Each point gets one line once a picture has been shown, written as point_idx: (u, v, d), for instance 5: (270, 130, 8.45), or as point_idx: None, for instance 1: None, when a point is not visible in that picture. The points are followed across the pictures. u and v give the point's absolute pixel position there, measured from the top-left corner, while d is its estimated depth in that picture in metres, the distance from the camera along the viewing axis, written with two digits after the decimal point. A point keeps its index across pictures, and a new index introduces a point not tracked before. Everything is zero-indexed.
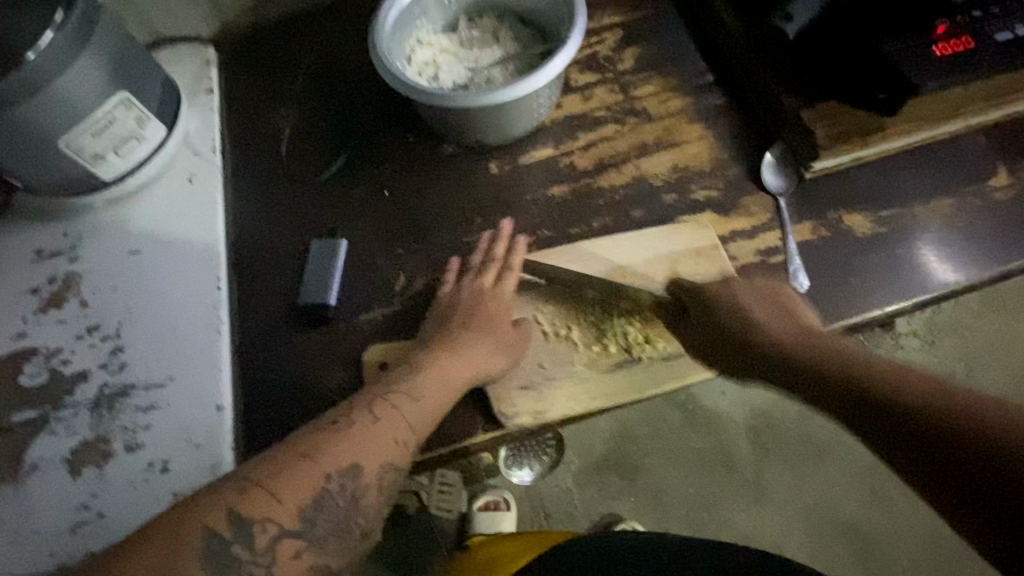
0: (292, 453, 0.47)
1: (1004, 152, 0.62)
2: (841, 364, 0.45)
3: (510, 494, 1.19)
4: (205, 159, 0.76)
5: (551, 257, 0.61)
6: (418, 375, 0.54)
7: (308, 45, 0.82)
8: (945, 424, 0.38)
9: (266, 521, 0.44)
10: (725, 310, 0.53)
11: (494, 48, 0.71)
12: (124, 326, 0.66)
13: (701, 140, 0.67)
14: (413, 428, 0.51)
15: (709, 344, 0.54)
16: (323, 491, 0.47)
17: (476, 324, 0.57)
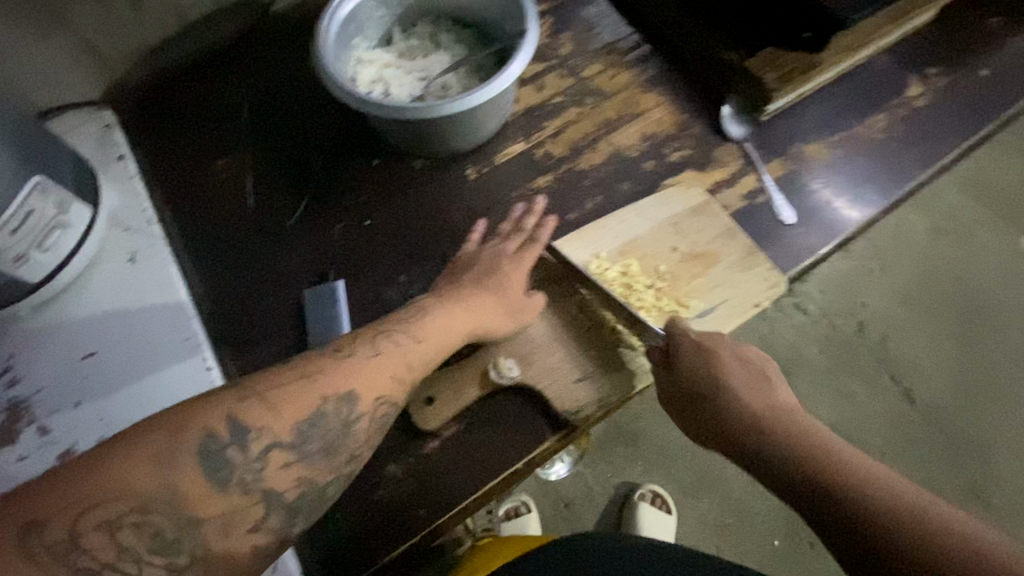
0: (294, 373, 0.43)
1: (909, 67, 0.71)
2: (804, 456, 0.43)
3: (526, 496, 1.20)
4: (143, 233, 0.67)
5: (563, 246, 0.61)
6: (422, 319, 0.51)
7: (228, 87, 0.75)
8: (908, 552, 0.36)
9: (263, 429, 0.40)
10: (688, 369, 0.51)
11: (440, 54, 0.69)
12: (105, 440, 0.57)
13: (659, 106, 0.70)
14: (412, 366, 0.48)
15: (678, 399, 0.52)
16: (323, 408, 0.42)
17: (491, 283, 0.56)
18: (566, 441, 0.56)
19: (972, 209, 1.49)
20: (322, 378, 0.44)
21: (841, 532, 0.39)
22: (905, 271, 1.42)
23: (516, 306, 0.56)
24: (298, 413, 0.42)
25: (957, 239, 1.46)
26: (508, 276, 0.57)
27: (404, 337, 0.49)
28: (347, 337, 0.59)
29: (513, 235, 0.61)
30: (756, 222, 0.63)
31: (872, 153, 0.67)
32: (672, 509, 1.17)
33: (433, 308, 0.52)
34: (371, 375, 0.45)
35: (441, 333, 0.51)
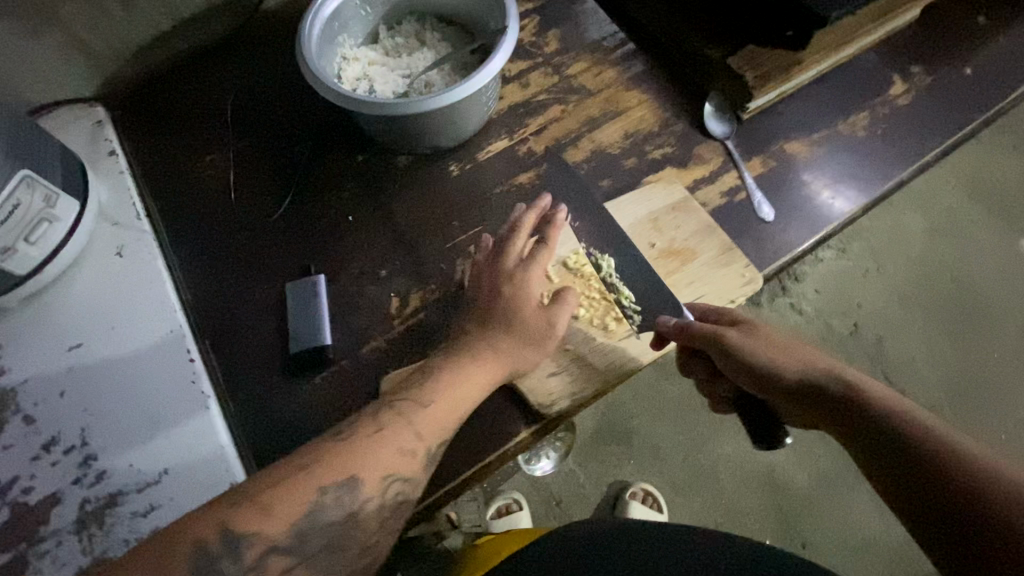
0: (265, 484, 0.42)
1: (892, 65, 0.71)
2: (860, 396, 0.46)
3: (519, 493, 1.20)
4: (131, 228, 0.68)
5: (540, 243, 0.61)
6: (429, 381, 0.51)
7: (218, 85, 0.76)
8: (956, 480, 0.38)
9: (256, 536, 0.40)
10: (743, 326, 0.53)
11: (425, 51, 0.70)
12: (89, 430, 0.58)
13: (642, 104, 0.71)
14: (422, 437, 0.48)
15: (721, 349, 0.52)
16: (322, 501, 0.43)
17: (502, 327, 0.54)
18: (542, 434, 0.57)
19: (967, 209, 1.49)
20: (322, 468, 0.44)
21: (905, 463, 0.41)
22: (902, 271, 1.42)
23: (532, 334, 0.55)
24: (290, 515, 0.42)
25: (953, 239, 1.46)
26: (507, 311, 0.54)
27: (416, 411, 0.49)
28: (325, 331, 0.60)
29: (514, 239, 0.57)
30: (736, 218, 0.64)
31: (853, 151, 0.67)
32: (663, 507, 1.17)
33: (440, 370, 0.52)
34: (393, 460, 0.47)
35: (447, 408, 0.50)
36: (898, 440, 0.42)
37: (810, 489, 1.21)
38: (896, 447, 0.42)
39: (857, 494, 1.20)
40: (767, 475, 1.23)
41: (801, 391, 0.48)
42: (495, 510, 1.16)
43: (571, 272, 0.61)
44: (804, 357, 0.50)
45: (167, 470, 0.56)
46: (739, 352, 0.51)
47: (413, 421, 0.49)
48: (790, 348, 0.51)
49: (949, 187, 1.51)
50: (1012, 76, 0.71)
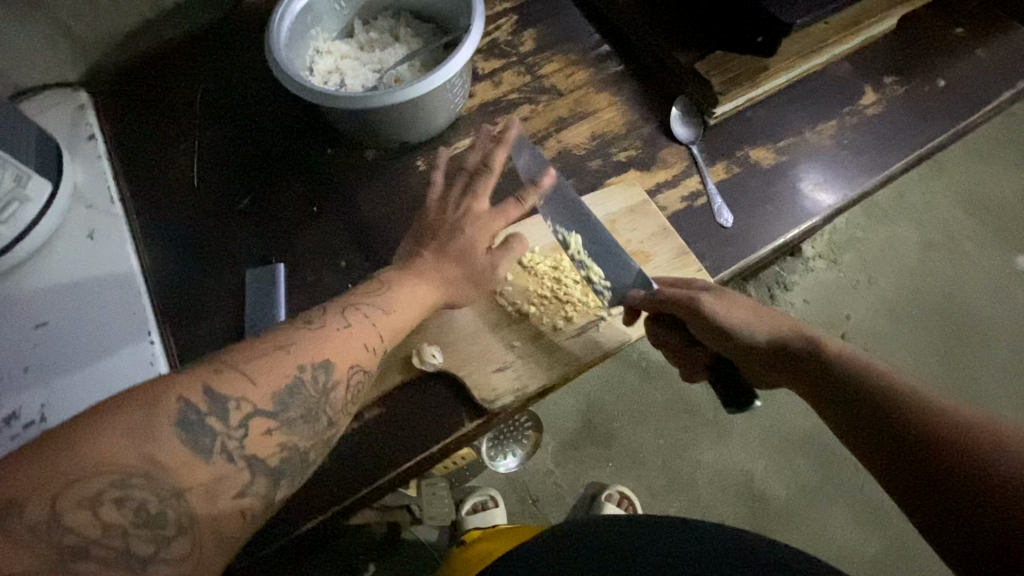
0: (256, 352, 0.45)
1: (864, 76, 0.71)
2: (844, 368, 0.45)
3: (496, 492, 1.16)
4: (103, 211, 0.70)
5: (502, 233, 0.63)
6: (387, 291, 0.53)
7: (198, 75, 0.77)
8: (942, 454, 0.39)
9: (243, 399, 0.42)
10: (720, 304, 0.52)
11: (397, 47, 0.71)
12: (48, 406, 0.59)
13: (612, 106, 0.71)
14: (382, 335, 0.51)
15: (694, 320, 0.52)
16: (301, 377, 0.45)
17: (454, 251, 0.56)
18: (485, 428, 0.57)
19: (962, 225, 1.47)
20: (299, 348, 0.46)
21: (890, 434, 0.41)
22: (892, 283, 1.41)
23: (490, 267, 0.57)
24: (273, 385, 0.44)
25: (946, 253, 1.44)
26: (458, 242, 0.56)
27: (378, 311, 0.51)
28: (281, 319, 0.61)
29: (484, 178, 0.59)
30: (695, 223, 0.64)
31: (819, 160, 0.67)
32: (638, 511, 1.16)
33: (389, 284, 0.54)
34: (343, 346, 0.48)
35: (399, 308, 0.52)
36: (877, 406, 0.42)
37: (786, 500, 1.21)
38: (876, 414, 0.42)
39: (834, 507, 1.20)
40: (744, 484, 1.22)
41: (776, 357, 0.49)
42: (470, 506, 1.10)
43: (525, 269, 0.61)
44: (777, 326, 0.51)
45: None
46: (714, 320, 0.51)
47: (373, 320, 0.51)
48: (759, 316, 0.52)
49: (944, 202, 1.49)
50: (983, 92, 0.71)
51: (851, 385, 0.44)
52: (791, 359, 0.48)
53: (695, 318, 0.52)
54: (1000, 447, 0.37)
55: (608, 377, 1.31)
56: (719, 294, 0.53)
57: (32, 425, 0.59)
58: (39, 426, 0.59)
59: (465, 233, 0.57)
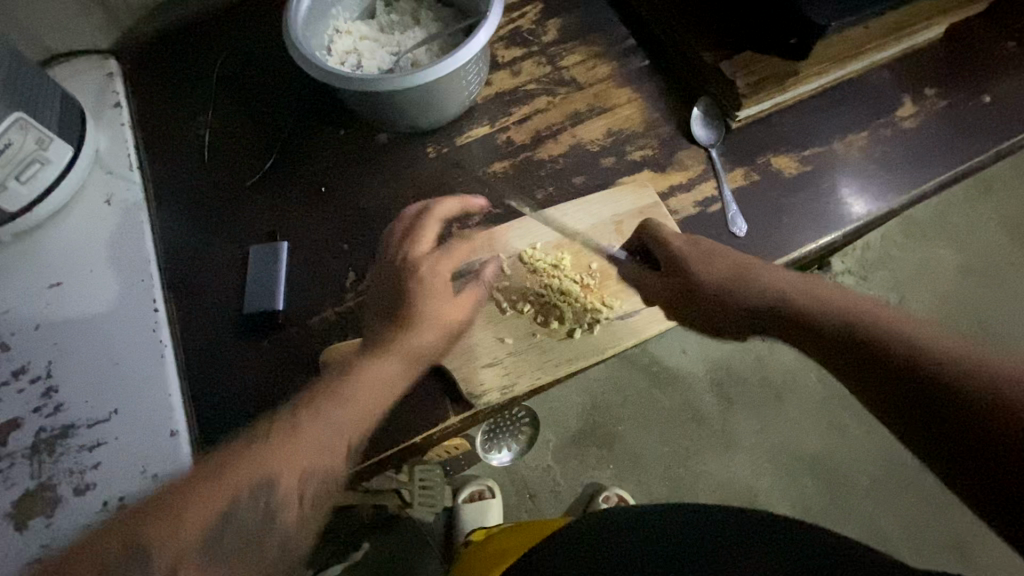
0: (214, 464, 0.44)
1: (905, 86, 0.67)
2: (835, 313, 0.49)
3: (493, 482, 1.18)
4: (122, 177, 0.71)
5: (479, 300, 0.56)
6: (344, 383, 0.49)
7: (221, 48, 0.78)
8: (927, 377, 0.43)
9: (166, 543, 0.40)
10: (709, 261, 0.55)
11: (416, 30, 0.70)
12: (55, 363, 0.61)
13: (631, 103, 0.69)
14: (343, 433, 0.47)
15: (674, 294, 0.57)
16: (235, 505, 0.42)
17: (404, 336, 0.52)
18: (471, 421, 0.57)
19: (1006, 250, 1.42)
20: (230, 472, 0.43)
21: (879, 368, 0.45)
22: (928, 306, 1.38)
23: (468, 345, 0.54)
24: (203, 518, 0.41)
25: (984, 279, 1.40)
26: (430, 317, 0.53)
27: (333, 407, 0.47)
28: (279, 297, 0.61)
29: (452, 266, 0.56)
30: (707, 229, 0.61)
31: (845, 172, 0.64)
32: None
33: (357, 364, 0.51)
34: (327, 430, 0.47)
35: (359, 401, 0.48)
36: (848, 322, 0.48)
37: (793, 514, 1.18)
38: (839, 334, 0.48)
39: (844, 523, 1.16)
40: (747, 498, 1.19)
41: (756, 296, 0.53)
42: (468, 495, 1.15)
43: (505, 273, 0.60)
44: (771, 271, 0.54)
45: (118, 413, 0.59)
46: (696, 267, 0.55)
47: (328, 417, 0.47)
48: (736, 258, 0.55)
49: (984, 226, 1.45)
50: None
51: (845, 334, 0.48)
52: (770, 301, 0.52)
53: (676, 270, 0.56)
54: (985, 366, 0.42)
55: (616, 378, 1.29)
56: (705, 251, 0.56)
57: (39, 381, 0.60)
58: (45, 382, 0.60)
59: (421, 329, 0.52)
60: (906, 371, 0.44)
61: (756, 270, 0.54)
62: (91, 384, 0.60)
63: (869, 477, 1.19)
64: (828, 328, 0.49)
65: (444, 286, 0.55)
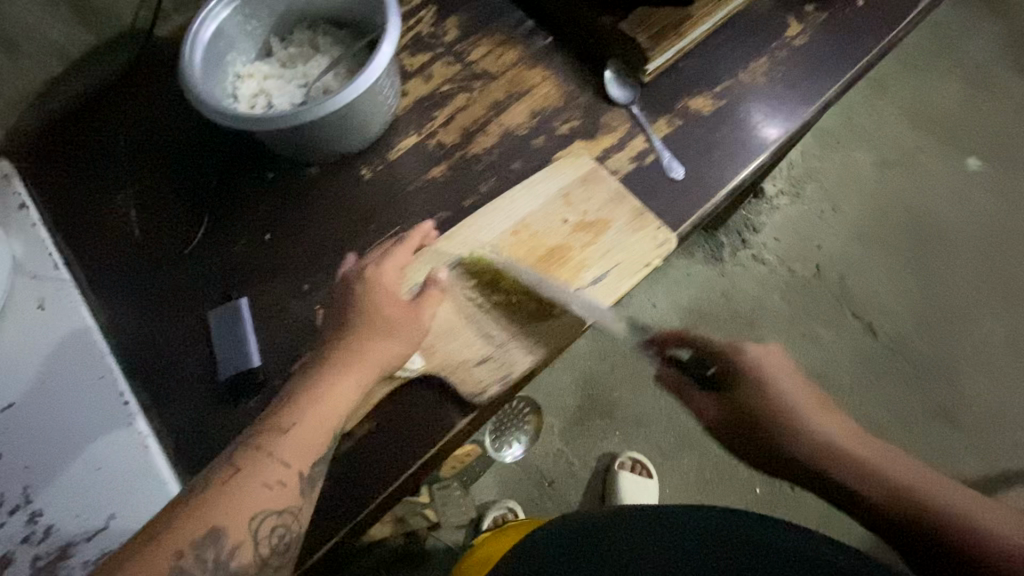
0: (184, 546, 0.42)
1: (787, 8, 0.72)
2: (887, 486, 0.53)
3: (514, 504, 1.17)
4: (50, 278, 0.68)
5: (361, 334, 0.52)
6: (218, 477, 0.45)
7: (122, 123, 0.75)
8: (944, 537, 0.50)
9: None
10: (758, 388, 0.60)
11: (319, 58, 0.69)
12: (31, 487, 0.58)
13: (546, 81, 0.70)
14: (206, 518, 0.43)
15: (733, 415, 0.60)
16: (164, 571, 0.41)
17: (285, 405, 0.49)
18: (479, 422, 0.56)
19: (911, 139, 1.55)
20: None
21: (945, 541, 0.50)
22: (858, 207, 1.48)
23: (348, 396, 0.50)
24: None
25: (899, 169, 1.52)
26: (396, 319, 0.53)
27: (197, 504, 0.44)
28: (253, 353, 0.59)
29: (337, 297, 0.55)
30: (648, 181, 0.64)
31: (756, 98, 0.68)
32: (653, 474, 1.19)
33: (239, 439, 0.48)
34: (296, 446, 0.47)
35: (238, 477, 0.45)
36: (911, 499, 0.52)
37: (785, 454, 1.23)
38: (874, 476, 0.54)
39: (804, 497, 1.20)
40: None
41: (805, 447, 0.57)
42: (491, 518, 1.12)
43: (469, 270, 0.59)
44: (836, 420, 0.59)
45: (114, 517, 0.56)
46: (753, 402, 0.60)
47: (198, 517, 0.43)
48: (802, 405, 0.59)
49: (887, 122, 1.57)
50: (903, 3, 0.72)
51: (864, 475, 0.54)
52: (821, 453, 0.56)
53: (749, 422, 0.59)
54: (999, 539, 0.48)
55: (598, 347, 1.31)
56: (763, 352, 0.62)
57: (20, 506, 0.57)
58: (27, 503, 0.57)
59: (304, 393, 0.49)
60: (946, 541, 0.50)
61: (852, 448, 0.56)
62: (80, 494, 0.57)
63: (850, 372, 1.34)
64: (895, 497, 0.53)
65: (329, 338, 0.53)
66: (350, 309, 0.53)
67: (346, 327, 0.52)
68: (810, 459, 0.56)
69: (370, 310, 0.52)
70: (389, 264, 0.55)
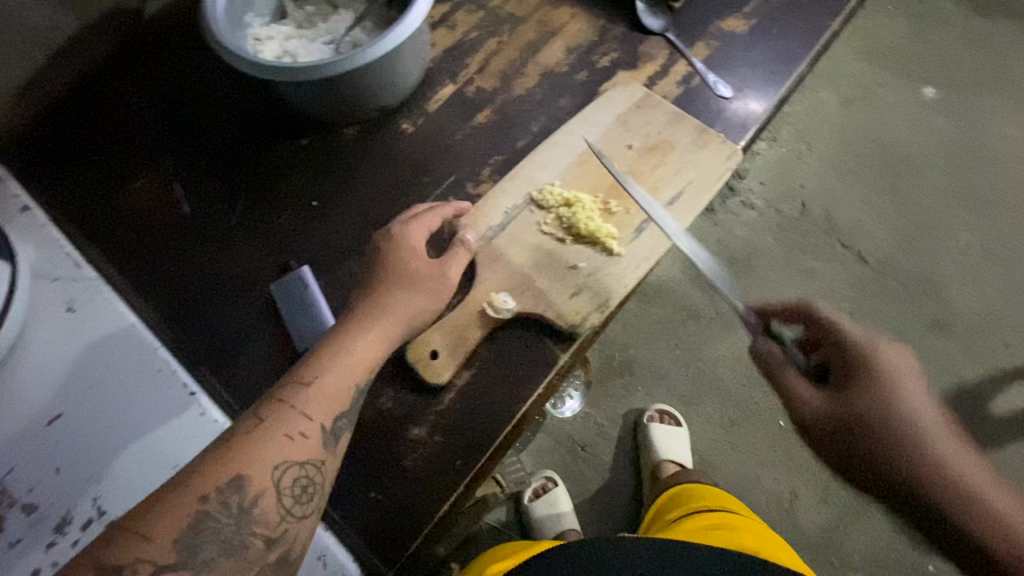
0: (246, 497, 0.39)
1: None
2: (944, 490, 0.42)
3: (552, 472, 1.12)
4: (75, 277, 0.60)
5: (390, 287, 0.50)
6: (243, 429, 0.42)
7: (130, 110, 0.69)
8: None
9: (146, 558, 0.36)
10: (876, 397, 0.44)
11: (342, 14, 0.66)
12: (102, 497, 0.51)
13: (576, 18, 0.69)
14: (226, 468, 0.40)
15: (829, 418, 0.45)
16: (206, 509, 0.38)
17: (313, 359, 0.46)
18: (578, 354, 0.56)
19: (867, 73, 1.48)
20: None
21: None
22: (836, 137, 1.42)
23: (377, 350, 0.48)
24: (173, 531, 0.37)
25: (884, 86, 1.47)
26: (420, 272, 0.52)
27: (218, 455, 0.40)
28: (330, 319, 0.57)
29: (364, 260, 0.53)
30: (696, 104, 0.65)
31: (785, 15, 0.69)
32: (681, 421, 1.13)
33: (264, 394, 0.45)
34: (320, 397, 0.44)
35: (270, 426, 0.42)
36: (974, 519, 0.42)
37: None
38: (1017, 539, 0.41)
39: None
40: None
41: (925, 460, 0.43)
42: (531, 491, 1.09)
43: (541, 207, 0.60)
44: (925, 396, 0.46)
45: None
46: (855, 409, 0.44)
47: (221, 471, 0.39)
48: (929, 428, 0.44)
49: (854, 50, 1.50)
50: None
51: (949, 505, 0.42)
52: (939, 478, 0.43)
53: (857, 433, 0.44)
54: None
55: None
56: (905, 364, 0.46)
57: (94, 521, 0.51)
58: (103, 516, 0.51)
59: (334, 346, 0.47)
60: None
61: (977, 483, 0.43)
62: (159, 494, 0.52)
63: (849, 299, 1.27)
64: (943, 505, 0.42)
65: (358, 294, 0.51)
66: (379, 268, 0.52)
67: (373, 286, 0.51)
68: (946, 482, 0.42)
69: (396, 265, 0.52)
70: (415, 223, 0.54)
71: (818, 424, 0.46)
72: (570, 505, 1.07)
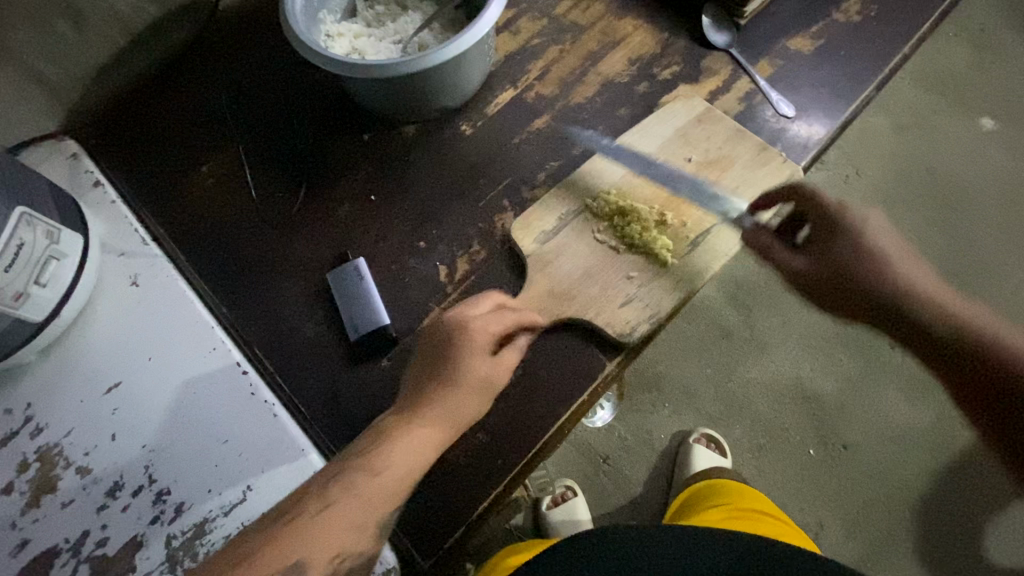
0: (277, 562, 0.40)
1: None
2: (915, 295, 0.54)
3: (573, 482, 1.10)
4: (139, 254, 0.63)
5: (463, 391, 0.48)
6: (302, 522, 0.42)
7: (202, 97, 0.71)
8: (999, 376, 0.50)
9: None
10: (848, 237, 0.56)
11: (411, 15, 0.67)
12: (154, 466, 0.53)
13: (639, 30, 0.69)
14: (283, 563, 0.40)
15: (816, 277, 0.56)
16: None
17: (377, 456, 0.45)
18: (625, 363, 0.56)
19: (923, 99, 1.44)
20: None
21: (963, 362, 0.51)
22: (887, 163, 1.38)
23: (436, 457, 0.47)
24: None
25: (941, 113, 1.43)
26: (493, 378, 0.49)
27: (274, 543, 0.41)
28: (381, 312, 0.59)
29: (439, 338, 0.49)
30: (757, 121, 0.65)
31: (854, 35, 0.68)
32: (727, 453, 1.09)
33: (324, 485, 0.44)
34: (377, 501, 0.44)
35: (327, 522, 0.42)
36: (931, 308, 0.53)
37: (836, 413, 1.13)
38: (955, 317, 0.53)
39: (859, 454, 1.10)
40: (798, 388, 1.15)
41: (891, 289, 0.54)
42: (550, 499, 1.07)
43: (596, 216, 0.60)
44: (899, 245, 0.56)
45: (250, 489, 0.52)
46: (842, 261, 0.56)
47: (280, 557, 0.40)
48: (901, 255, 0.56)
49: (908, 76, 1.47)
50: None
51: (908, 308, 0.54)
52: (904, 296, 0.54)
53: (848, 278, 0.55)
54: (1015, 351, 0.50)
55: None
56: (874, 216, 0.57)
57: (145, 488, 0.52)
58: (153, 485, 0.53)
59: (400, 446, 0.45)
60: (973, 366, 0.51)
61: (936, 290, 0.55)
62: (206, 468, 0.53)
63: None
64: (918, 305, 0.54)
65: (430, 381, 0.48)
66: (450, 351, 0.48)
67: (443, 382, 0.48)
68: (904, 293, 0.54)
69: (471, 374, 0.48)
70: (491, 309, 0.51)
71: (808, 282, 0.57)
72: (587, 515, 1.05)
